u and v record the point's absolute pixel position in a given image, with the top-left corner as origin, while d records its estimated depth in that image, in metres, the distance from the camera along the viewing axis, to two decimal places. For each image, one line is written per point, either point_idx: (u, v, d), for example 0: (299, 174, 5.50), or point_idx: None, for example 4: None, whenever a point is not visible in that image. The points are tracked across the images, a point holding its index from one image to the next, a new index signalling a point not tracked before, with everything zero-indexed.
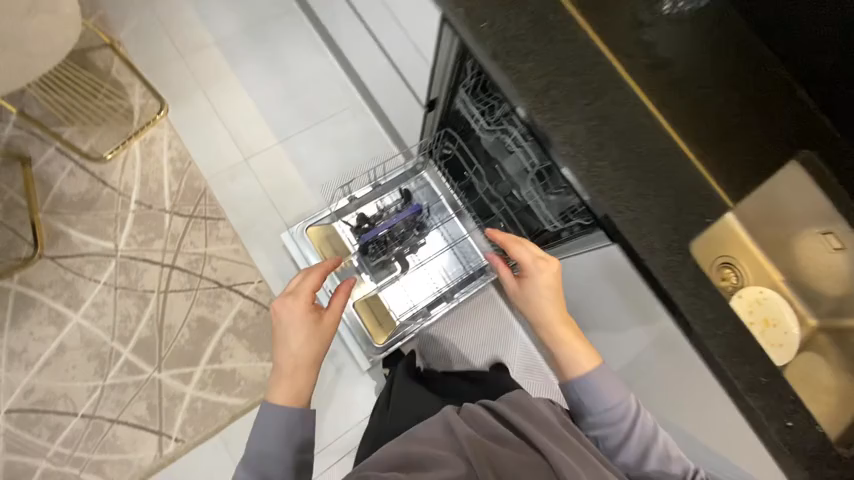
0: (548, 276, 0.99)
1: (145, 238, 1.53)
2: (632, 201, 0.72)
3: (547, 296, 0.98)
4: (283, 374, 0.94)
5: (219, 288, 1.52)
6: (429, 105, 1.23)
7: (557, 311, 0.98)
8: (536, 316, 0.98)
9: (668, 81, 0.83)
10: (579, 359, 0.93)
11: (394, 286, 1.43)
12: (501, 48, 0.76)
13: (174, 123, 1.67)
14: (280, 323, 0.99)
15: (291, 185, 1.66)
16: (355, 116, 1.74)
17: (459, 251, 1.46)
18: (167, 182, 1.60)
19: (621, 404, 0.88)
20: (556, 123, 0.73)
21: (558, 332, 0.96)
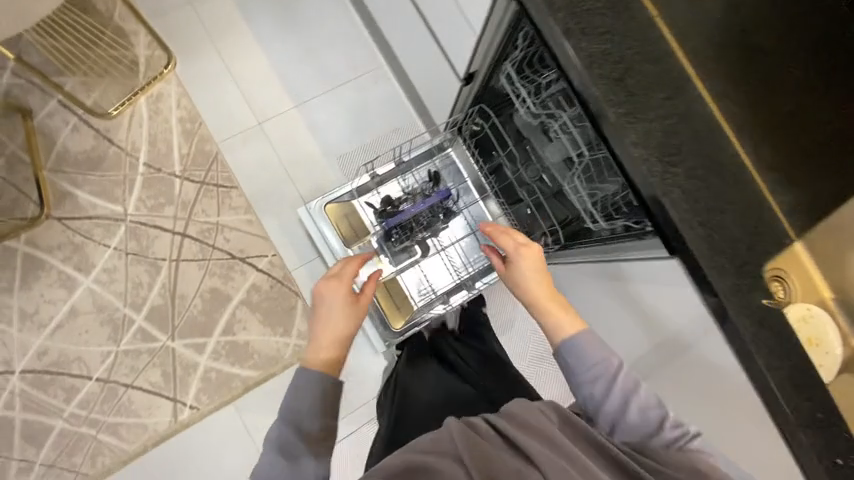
0: (530, 257, 1.02)
1: (154, 203, 1.46)
2: (707, 214, 0.65)
3: (532, 276, 1.00)
4: (319, 348, 0.95)
5: (232, 259, 1.48)
6: (468, 78, 1.12)
7: (543, 289, 0.99)
8: (523, 295, 1.00)
9: (774, 67, 0.69)
10: (564, 326, 0.91)
11: (416, 271, 1.38)
12: (576, 26, 0.65)
13: (183, 79, 1.55)
14: (322, 303, 1.03)
15: (306, 154, 1.56)
16: (378, 81, 1.61)
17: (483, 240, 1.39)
18: (177, 144, 1.51)
19: (606, 361, 0.86)
20: (631, 120, 0.65)
21: (546, 306, 0.96)
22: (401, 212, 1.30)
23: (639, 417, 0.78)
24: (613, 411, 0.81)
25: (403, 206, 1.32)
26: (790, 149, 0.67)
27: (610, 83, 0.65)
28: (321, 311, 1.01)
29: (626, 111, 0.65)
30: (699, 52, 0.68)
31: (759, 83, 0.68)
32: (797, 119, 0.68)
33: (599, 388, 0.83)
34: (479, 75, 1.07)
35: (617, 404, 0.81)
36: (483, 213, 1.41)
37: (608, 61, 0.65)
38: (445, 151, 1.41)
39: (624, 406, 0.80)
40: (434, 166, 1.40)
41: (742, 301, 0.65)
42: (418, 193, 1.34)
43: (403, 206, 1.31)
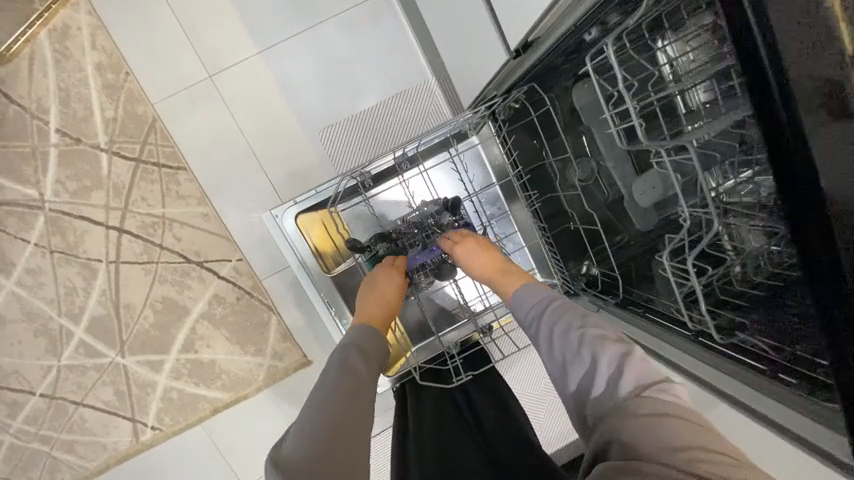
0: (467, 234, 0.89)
1: (78, 187, 1.11)
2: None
3: (466, 251, 0.85)
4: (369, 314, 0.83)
5: (186, 264, 1.17)
6: (520, 49, 0.65)
7: (486, 255, 0.85)
8: (467, 270, 0.86)
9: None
10: (509, 277, 0.80)
11: (417, 307, 1.05)
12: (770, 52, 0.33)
13: (96, 3, 1.07)
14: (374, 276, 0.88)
15: (276, 123, 1.13)
16: (378, 16, 1.11)
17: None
18: (98, 104, 1.09)
19: (537, 303, 0.71)
20: None
21: (488, 275, 0.83)
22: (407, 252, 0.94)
23: (562, 347, 0.62)
24: (546, 356, 0.65)
25: (407, 244, 0.95)
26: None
27: None
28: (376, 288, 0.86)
29: None
30: None
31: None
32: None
33: (532, 331, 0.68)
34: (541, 48, 0.61)
35: (546, 349, 0.65)
36: (512, 229, 1.02)
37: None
38: (467, 138, 0.98)
39: (556, 351, 0.63)
40: (452, 160, 0.98)
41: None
42: (428, 219, 0.95)
43: (406, 243, 0.95)
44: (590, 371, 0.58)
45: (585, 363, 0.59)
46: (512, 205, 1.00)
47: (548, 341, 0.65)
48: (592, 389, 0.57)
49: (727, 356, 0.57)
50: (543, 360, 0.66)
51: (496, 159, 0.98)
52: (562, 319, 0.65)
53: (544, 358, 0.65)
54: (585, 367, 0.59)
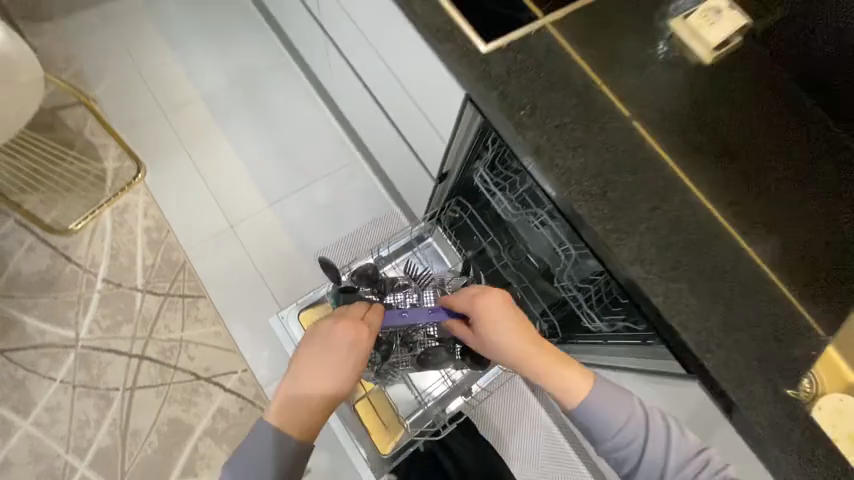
0: (490, 301, 0.77)
1: (111, 323, 1.33)
2: (714, 325, 0.61)
3: (509, 339, 0.74)
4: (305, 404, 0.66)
5: (197, 381, 1.31)
6: (441, 177, 1.07)
7: (529, 343, 0.74)
8: (501, 351, 0.75)
9: (763, 163, 0.72)
10: (571, 383, 0.69)
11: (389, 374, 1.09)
12: (548, 140, 0.67)
13: (151, 187, 1.49)
14: (320, 354, 0.69)
15: (282, 254, 1.46)
16: (352, 173, 1.56)
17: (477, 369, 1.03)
18: (141, 255, 1.41)
19: (630, 422, 0.66)
20: (621, 236, 0.64)
21: (531, 361, 0.72)
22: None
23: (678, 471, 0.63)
24: (618, 463, 0.67)
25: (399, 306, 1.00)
26: (820, 229, 0.69)
27: (592, 200, 0.65)
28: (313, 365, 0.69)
29: (613, 226, 0.64)
30: (678, 152, 0.70)
31: (756, 180, 0.71)
32: (806, 204, 0.70)
33: (603, 441, 0.67)
34: (452, 175, 1.01)
35: (621, 457, 0.66)
36: None
37: (580, 175, 0.66)
38: (425, 240, 1.27)
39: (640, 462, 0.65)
40: (416, 255, 1.27)
41: (784, 408, 0.59)
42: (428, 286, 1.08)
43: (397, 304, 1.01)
44: None
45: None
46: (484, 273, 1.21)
47: (630, 451, 0.66)
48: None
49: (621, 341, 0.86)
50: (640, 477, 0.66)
51: (450, 253, 1.24)
52: (658, 435, 0.66)
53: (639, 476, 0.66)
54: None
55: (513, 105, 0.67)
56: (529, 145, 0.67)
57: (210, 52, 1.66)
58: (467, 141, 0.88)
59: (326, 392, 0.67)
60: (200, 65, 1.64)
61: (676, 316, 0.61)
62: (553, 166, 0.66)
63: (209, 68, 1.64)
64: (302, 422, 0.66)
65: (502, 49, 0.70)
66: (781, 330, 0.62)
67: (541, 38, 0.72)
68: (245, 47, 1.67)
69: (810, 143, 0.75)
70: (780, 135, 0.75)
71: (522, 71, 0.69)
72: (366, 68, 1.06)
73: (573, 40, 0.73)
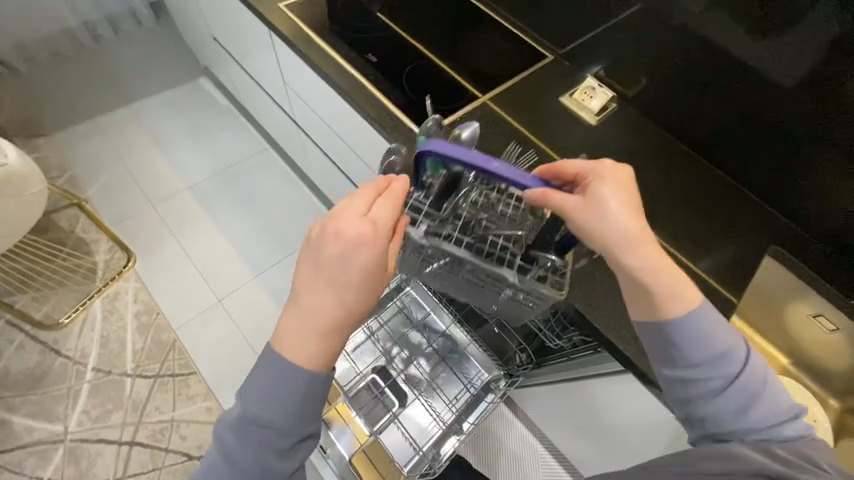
0: (616, 174, 0.58)
1: (101, 412, 1.35)
2: (630, 325, 0.77)
3: (625, 224, 0.56)
4: (305, 336, 0.52)
5: (190, 461, 1.30)
6: None
7: (642, 236, 0.57)
8: (603, 235, 0.56)
9: (658, 198, 0.94)
10: (678, 291, 0.55)
11: (413, 265, 0.76)
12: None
13: (140, 273, 1.59)
14: (325, 271, 0.52)
15: (270, 321, 1.54)
16: None
17: (518, 295, 0.72)
18: (131, 339, 1.46)
19: (729, 349, 0.54)
20: None
21: (636, 254, 0.56)
22: (385, 378, 1.28)
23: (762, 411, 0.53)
24: (691, 390, 0.55)
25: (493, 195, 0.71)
26: (716, 235, 0.90)
27: None
28: (309, 285, 0.52)
29: None
30: None
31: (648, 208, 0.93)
32: (699, 221, 0.92)
33: (688, 358, 0.55)
34: None
35: (695, 385, 0.55)
36: (453, 342, 1.33)
37: None
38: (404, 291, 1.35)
39: (721, 393, 0.54)
40: (397, 304, 1.34)
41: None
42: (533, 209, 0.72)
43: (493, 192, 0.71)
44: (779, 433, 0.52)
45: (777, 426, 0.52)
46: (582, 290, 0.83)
47: (716, 376, 0.54)
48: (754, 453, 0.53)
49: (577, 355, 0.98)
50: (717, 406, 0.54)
51: (427, 297, 1.34)
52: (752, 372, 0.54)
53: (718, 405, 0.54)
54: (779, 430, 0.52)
55: None
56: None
57: (195, 148, 1.86)
58: None
59: (334, 320, 0.52)
60: (186, 159, 1.83)
61: None
62: None
63: (194, 161, 1.83)
64: (308, 355, 0.52)
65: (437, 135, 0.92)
66: None
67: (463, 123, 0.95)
68: (226, 141, 1.89)
69: (689, 176, 0.98)
70: (661, 175, 0.97)
71: None
72: (335, 151, 1.27)
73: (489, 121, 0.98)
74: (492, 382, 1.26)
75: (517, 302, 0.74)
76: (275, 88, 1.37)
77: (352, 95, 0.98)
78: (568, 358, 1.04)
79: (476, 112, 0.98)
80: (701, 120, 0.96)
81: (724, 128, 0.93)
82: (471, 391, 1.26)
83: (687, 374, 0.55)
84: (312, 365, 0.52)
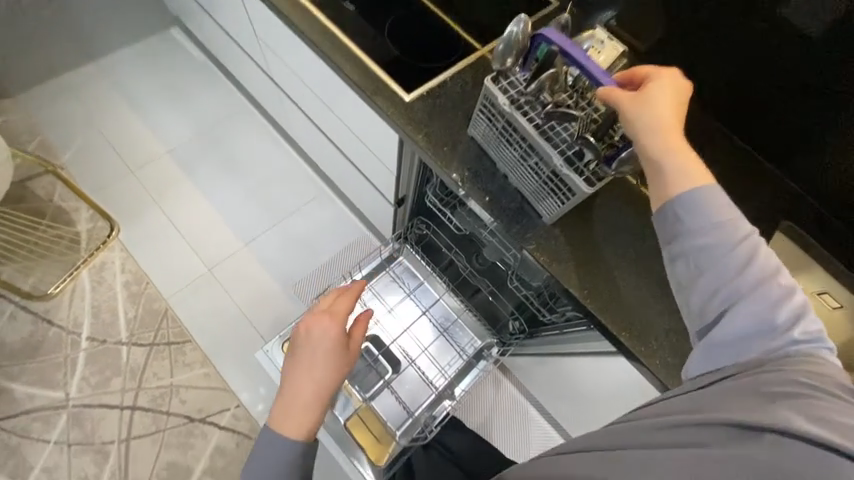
0: (673, 79, 0.60)
1: (100, 378, 1.38)
2: (632, 310, 0.71)
3: (658, 107, 0.57)
4: (292, 408, 0.71)
5: (191, 423, 1.35)
6: (399, 201, 1.18)
7: (676, 131, 0.57)
8: (635, 114, 0.57)
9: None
10: (694, 178, 0.55)
11: (483, 136, 0.76)
12: (471, 172, 0.77)
13: (126, 243, 1.55)
14: (302, 359, 0.75)
15: (262, 290, 1.52)
16: (323, 205, 1.65)
17: (556, 191, 0.68)
18: (123, 309, 1.46)
19: (729, 226, 0.52)
20: (546, 238, 0.74)
21: (669, 144, 0.56)
22: (379, 346, 1.30)
23: (750, 291, 0.49)
24: (694, 262, 0.53)
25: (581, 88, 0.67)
26: None
27: (512, 211, 0.75)
28: (296, 364, 0.75)
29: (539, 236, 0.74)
30: None
31: None
32: None
33: (690, 230, 0.53)
34: (408, 198, 1.12)
35: (700, 255, 0.52)
36: (447, 311, 1.36)
37: (499, 194, 0.76)
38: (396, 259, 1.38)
39: (711, 267, 0.52)
40: (390, 274, 1.35)
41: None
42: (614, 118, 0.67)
43: None
44: (766, 316, 0.48)
45: (766, 307, 0.48)
46: (579, 226, 0.76)
47: (708, 249, 0.52)
48: (741, 338, 0.48)
49: (567, 331, 0.97)
50: (704, 282, 0.52)
51: (420, 267, 1.35)
52: (749, 254, 0.51)
53: (705, 280, 0.52)
54: (769, 310, 0.48)
55: (435, 141, 0.79)
56: (455, 175, 0.76)
57: (172, 108, 1.74)
58: (411, 177, 1.01)
59: (312, 394, 0.72)
60: (163, 120, 1.72)
61: (599, 305, 0.71)
62: (478, 188, 0.76)
63: (172, 122, 1.72)
64: (297, 424, 0.70)
65: (424, 96, 0.82)
66: None
67: (456, 83, 0.84)
68: (204, 100, 1.76)
69: (700, 142, 0.90)
70: None
71: (443, 112, 0.81)
72: (316, 112, 1.17)
73: (483, 77, 0.85)
74: (484, 349, 1.29)
75: (550, 196, 0.70)
76: (248, 42, 1.24)
77: (328, 52, 0.87)
78: (561, 335, 1.00)
79: (469, 69, 0.85)
80: (721, 76, 0.85)
81: (749, 84, 0.82)
82: (463, 357, 1.30)
83: (680, 246, 0.54)
84: (299, 434, 0.69)
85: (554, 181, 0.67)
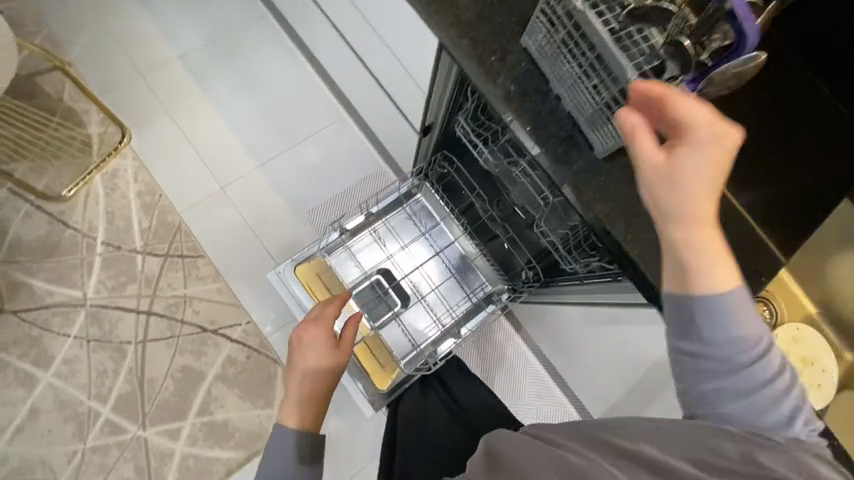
0: (720, 139, 0.48)
1: (116, 283, 1.41)
2: None
3: (692, 183, 0.48)
4: (297, 401, 0.85)
5: (204, 333, 1.41)
6: (425, 130, 1.10)
7: (711, 206, 0.49)
8: (668, 192, 0.49)
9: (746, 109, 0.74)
10: (720, 270, 0.49)
11: (537, 49, 0.68)
12: (518, 91, 0.70)
13: (138, 151, 1.50)
14: (300, 362, 0.89)
15: (275, 213, 1.50)
16: (341, 132, 1.57)
17: (617, 114, 0.63)
18: (137, 218, 1.46)
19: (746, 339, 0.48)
20: (592, 175, 0.69)
21: (699, 228, 0.49)
22: (390, 280, 1.31)
23: (757, 396, 0.48)
24: (705, 368, 0.50)
25: None
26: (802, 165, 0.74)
27: (558, 140, 0.70)
28: (297, 364, 0.89)
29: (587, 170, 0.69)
30: None
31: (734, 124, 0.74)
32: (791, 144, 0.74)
33: (709, 339, 0.49)
34: (435, 127, 1.05)
35: (708, 363, 0.49)
36: (461, 254, 1.34)
37: (548, 119, 0.70)
38: (414, 196, 1.34)
39: (724, 375, 0.49)
40: (406, 212, 1.34)
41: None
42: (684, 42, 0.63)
43: None
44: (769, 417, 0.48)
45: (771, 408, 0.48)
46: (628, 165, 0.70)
47: (721, 360, 0.49)
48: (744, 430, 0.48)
49: (589, 281, 0.94)
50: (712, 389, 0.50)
51: (438, 207, 1.32)
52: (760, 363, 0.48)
53: (713, 387, 0.49)
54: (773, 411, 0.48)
55: (481, 54, 0.71)
56: (501, 92, 0.70)
57: (184, 8, 1.60)
58: (444, 102, 0.94)
59: (310, 391, 0.86)
60: (175, 21, 1.59)
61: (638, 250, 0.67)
62: (525, 109, 0.70)
63: (185, 24, 1.59)
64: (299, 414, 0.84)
65: None
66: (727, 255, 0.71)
67: None
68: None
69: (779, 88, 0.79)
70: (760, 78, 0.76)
71: (493, 19, 0.72)
72: (344, 20, 1.07)
73: None
74: (494, 293, 1.29)
75: (608, 121, 0.64)
76: None
77: None
78: (581, 283, 0.98)
79: None
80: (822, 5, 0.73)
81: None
82: (472, 299, 1.30)
83: (695, 355, 0.50)
84: (297, 427, 0.83)
85: (619, 103, 0.61)
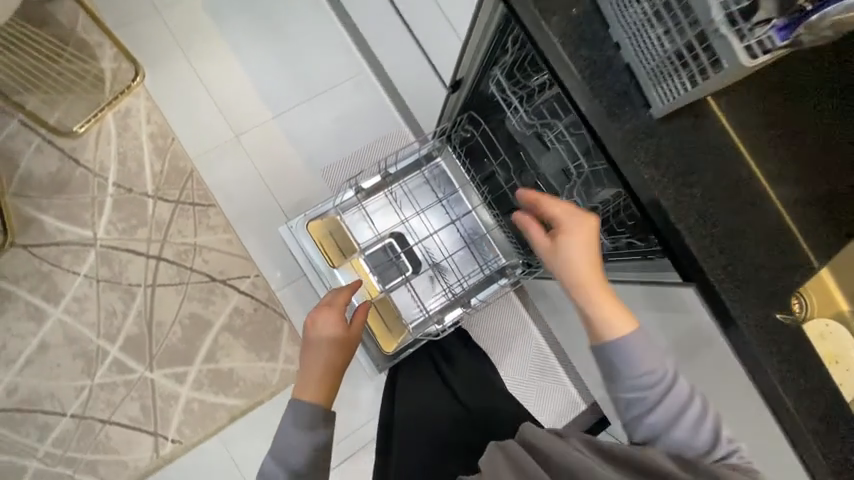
0: (580, 227, 0.73)
1: (126, 225, 1.40)
2: (712, 231, 0.66)
3: (574, 259, 0.72)
4: (309, 380, 0.83)
5: (213, 283, 1.40)
6: (455, 85, 1.04)
7: (591, 271, 0.72)
8: (562, 268, 0.73)
9: (818, 81, 0.68)
10: (614, 318, 0.68)
11: None
12: (575, 34, 0.67)
13: (152, 92, 1.45)
14: (313, 344, 0.87)
15: (289, 167, 1.46)
16: (362, 88, 1.50)
17: (688, 64, 0.59)
18: (149, 161, 1.42)
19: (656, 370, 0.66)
20: (642, 137, 0.66)
21: (588, 288, 0.70)
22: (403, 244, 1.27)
23: (682, 421, 0.64)
24: (633, 403, 0.67)
25: None
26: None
27: (608, 94, 0.66)
28: (311, 345, 0.87)
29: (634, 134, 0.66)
30: None
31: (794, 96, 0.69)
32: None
33: (630, 379, 0.66)
34: (466, 83, 0.99)
35: (635, 397, 0.66)
36: (477, 224, 1.29)
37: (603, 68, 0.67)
38: (433, 160, 1.28)
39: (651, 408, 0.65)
40: (423, 176, 1.29)
41: (765, 311, 0.65)
42: None
43: None
44: (694, 437, 0.63)
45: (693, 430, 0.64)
46: (676, 133, 0.66)
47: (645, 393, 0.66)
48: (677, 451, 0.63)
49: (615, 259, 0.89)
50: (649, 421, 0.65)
51: (459, 174, 1.26)
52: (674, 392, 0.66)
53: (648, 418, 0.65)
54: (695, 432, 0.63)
55: None
56: (556, 33, 0.66)
57: None
58: (479, 56, 0.88)
59: (323, 371, 0.84)
60: None
61: (680, 218, 0.65)
62: (578, 55, 0.66)
63: None
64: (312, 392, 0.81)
65: None
66: (774, 240, 0.66)
67: None
68: None
69: None
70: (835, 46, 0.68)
71: None
72: None
73: None
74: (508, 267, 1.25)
75: (675, 71, 0.60)
76: None
77: None
78: (605, 260, 0.97)
79: None
80: None
81: None
82: (485, 272, 1.26)
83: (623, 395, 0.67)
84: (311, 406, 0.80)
85: (694, 50, 0.57)
